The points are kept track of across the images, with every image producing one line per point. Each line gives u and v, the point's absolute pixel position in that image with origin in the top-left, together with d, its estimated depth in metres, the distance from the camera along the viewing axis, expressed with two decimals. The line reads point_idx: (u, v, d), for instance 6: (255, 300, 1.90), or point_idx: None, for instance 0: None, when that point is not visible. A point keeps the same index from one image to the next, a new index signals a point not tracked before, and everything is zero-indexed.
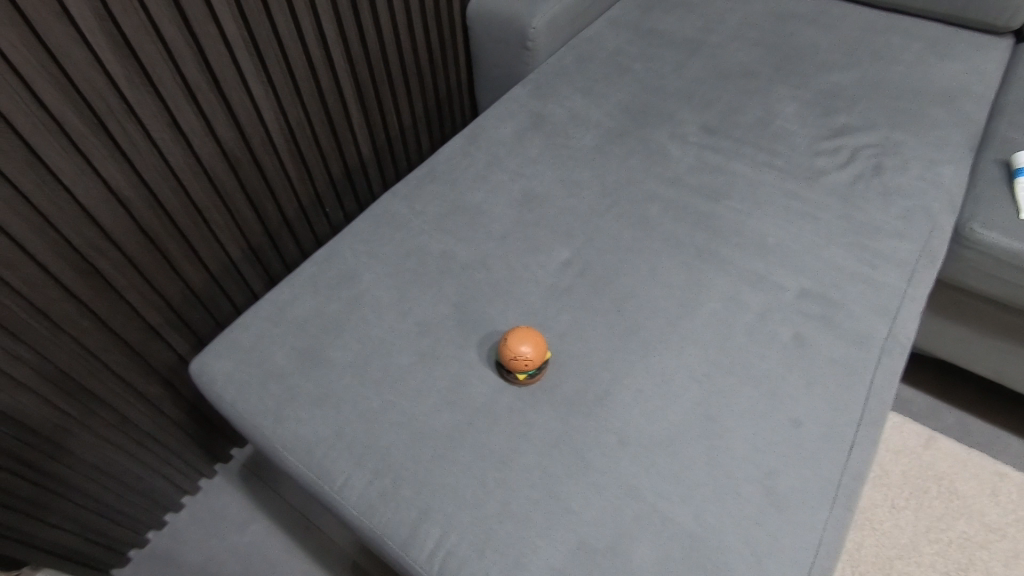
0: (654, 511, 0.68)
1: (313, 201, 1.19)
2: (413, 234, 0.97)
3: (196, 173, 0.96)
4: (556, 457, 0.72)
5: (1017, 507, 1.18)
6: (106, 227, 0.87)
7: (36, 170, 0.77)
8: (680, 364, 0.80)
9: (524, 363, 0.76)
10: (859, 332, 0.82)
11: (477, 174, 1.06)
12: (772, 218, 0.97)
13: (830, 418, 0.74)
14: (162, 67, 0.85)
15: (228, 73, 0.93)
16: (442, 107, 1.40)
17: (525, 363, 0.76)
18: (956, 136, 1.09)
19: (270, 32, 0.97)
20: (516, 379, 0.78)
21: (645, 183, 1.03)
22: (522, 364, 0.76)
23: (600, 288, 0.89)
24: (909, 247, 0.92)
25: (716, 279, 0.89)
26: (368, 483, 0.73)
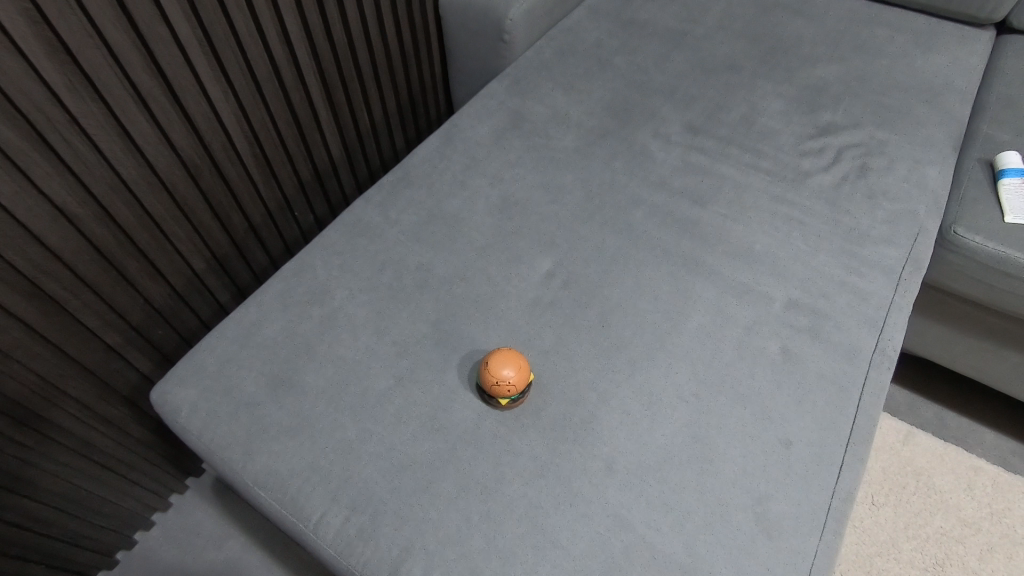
0: (644, 543, 0.66)
1: (282, 208, 1.13)
2: (388, 245, 0.93)
3: (152, 184, 0.90)
4: (542, 486, 0.70)
5: (991, 501, 1.21)
6: (54, 248, 0.81)
7: None
8: (668, 382, 0.78)
9: (506, 387, 0.73)
10: (848, 346, 0.81)
11: (454, 178, 1.01)
12: (759, 224, 0.94)
13: (820, 437, 0.73)
14: (109, 74, 0.78)
15: (182, 76, 0.87)
16: (415, 102, 1.34)
17: (507, 388, 0.73)
18: (940, 134, 1.07)
19: (228, 31, 0.90)
20: (499, 404, 0.75)
21: (628, 187, 1.00)
22: (504, 389, 0.73)
23: (584, 303, 0.86)
24: (895, 254, 0.91)
25: (702, 291, 0.87)
26: (346, 520, 0.69)
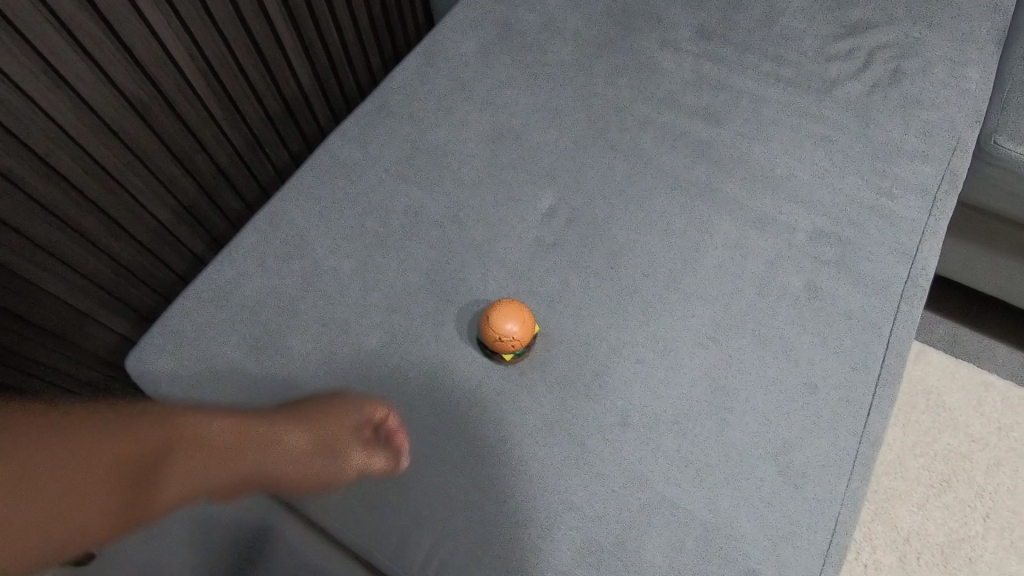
0: (663, 499, 0.63)
1: (252, 147, 1.01)
2: (370, 187, 0.84)
3: (96, 129, 0.78)
4: (553, 445, 0.66)
5: (1001, 416, 1.19)
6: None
7: None
8: (683, 327, 0.72)
9: (510, 342, 0.68)
10: (878, 278, 0.75)
11: (438, 105, 0.90)
12: (781, 143, 0.85)
13: (846, 380, 0.68)
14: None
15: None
16: (390, 14, 1.18)
17: (510, 342, 0.68)
18: (984, 28, 0.95)
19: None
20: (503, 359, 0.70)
21: (634, 107, 0.89)
22: (508, 343, 0.68)
23: (589, 243, 0.78)
24: (929, 170, 0.83)
25: (719, 223, 0.79)
26: (348, 490, 0.66)
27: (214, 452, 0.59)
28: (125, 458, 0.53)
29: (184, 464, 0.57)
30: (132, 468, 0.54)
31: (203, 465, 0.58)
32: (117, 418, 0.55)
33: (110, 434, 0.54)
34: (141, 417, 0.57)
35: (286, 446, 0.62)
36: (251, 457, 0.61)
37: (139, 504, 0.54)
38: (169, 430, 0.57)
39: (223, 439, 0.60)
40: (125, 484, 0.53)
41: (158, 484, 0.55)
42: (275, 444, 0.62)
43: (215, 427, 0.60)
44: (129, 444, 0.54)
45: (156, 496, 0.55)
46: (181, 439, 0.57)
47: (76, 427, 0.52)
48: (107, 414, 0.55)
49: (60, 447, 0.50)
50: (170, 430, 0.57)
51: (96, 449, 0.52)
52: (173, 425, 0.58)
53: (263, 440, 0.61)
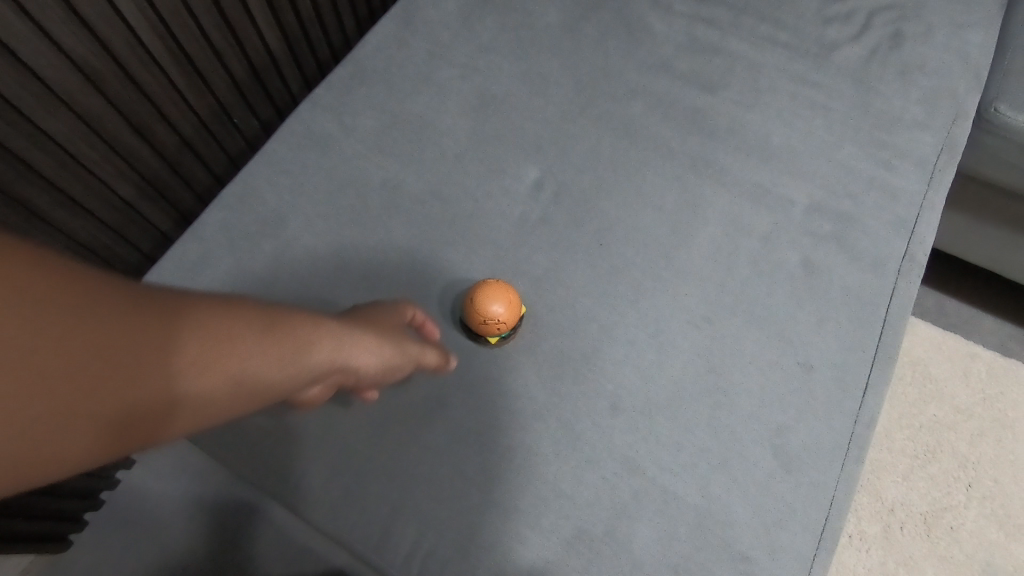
0: (655, 486, 0.61)
1: (217, 117, 0.94)
2: (346, 160, 0.79)
3: (42, 97, 0.72)
4: (542, 431, 0.64)
5: (986, 386, 1.20)
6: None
7: None
8: (676, 306, 0.70)
9: (495, 325, 0.64)
10: (875, 253, 0.72)
11: (417, 71, 0.84)
12: (776, 112, 0.81)
13: (843, 359, 0.66)
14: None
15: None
16: None
17: (496, 325, 0.64)
18: None
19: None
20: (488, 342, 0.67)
21: (624, 73, 0.84)
22: (493, 327, 0.64)
23: (579, 218, 0.75)
24: (929, 140, 0.80)
25: (713, 196, 0.76)
26: (328, 480, 0.63)
27: (264, 349, 0.40)
28: (166, 339, 0.34)
29: (223, 358, 0.37)
30: (174, 368, 0.35)
31: (251, 367, 0.39)
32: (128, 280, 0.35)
33: (129, 306, 0.34)
34: (146, 289, 0.36)
35: (340, 342, 0.49)
36: (301, 360, 0.44)
37: (158, 419, 0.34)
38: (190, 308, 0.37)
39: (272, 330, 0.41)
40: (156, 387, 0.34)
41: (182, 396, 0.35)
42: (327, 344, 0.47)
43: (260, 312, 0.42)
44: (152, 317, 0.34)
45: (179, 415, 0.35)
46: (222, 317, 0.38)
47: (79, 290, 0.32)
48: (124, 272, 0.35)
49: (69, 311, 0.31)
50: (196, 309, 0.37)
51: (122, 326, 0.33)
52: (197, 302, 0.38)
53: (312, 340, 0.45)
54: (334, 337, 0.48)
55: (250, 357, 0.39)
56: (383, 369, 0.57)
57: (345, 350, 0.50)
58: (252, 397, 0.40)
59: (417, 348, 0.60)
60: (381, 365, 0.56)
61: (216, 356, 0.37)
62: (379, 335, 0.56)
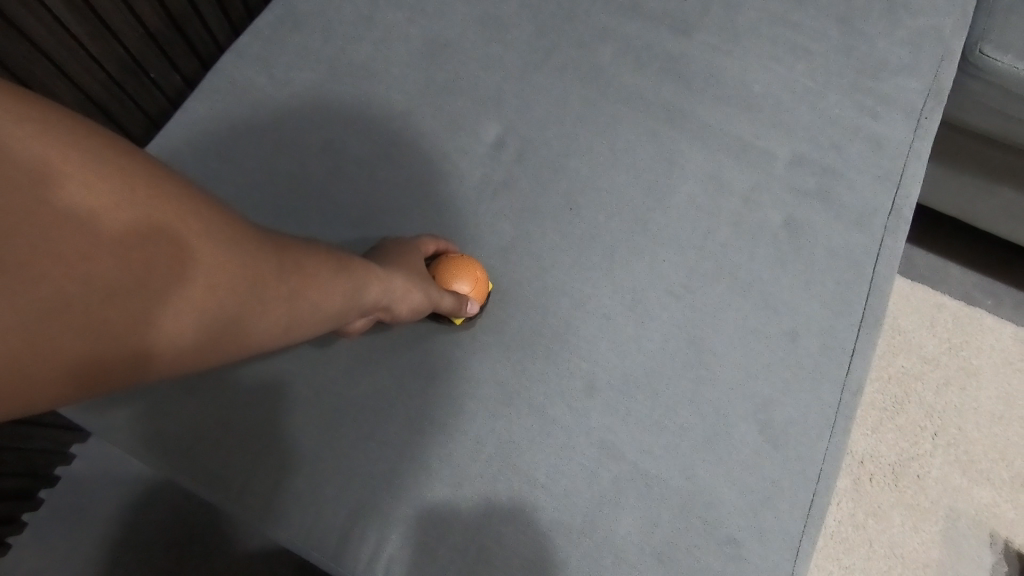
0: (635, 469, 0.57)
1: (129, 72, 0.78)
2: (280, 119, 0.69)
3: None
4: (512, 417, 0.59)
5: (953, 336, 1.20)
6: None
7: None
8: (654, 274, 0.64)
9: (468, 311, 0.59)
10: (861, 209, 0.68)
11: (356, 14, 0.74)
12: (756, 57, 0.75)
13: (829, 324, 0.63)
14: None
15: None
16: None
17: (469, 311, 0.59)
18: None
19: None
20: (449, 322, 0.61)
21: (591, 14, 0.76)
22: (466, 312, 0.59)
23: (545, 179, 0.68)
24: (914, 86, 0.74)
25: (689, 152, 0.70)
26: (278, 484, 0.57)
27: (258, 305, 0.40)
28: (155, 296, 0.34)
29: (214, 314, 0.37)
30: (159, 325, 0.34)
31: (241, 323, 0.39)
32: (124, 221, 0.33)
33: (121, 256, 0.32)
34: (134, 234, 0.33)
35: (356, 294, 0.48)
36: (301, 317, 0.43)
37: (144, 371, 0.35)
38: (189, 259, 0.35)
39: (270, 286, 0.40)
40: (140, 343, 0.34)
41: (171, 348, 0.35)
42: (335, 296, 0.46)
43: (267, 267, 0.40)
44: (145, 271, 0.33)
45: (165, 366, 0.36)
46: (221, 271, 0.37)
47: (64, 238, 0.30)
48: (131, 212, 0.33)
49: (54, 264, 0.30)
50: (191, 263, 0.35)
51: (110, 282, 0.32)
52: (202, 256, 0.36)
53: (320, 294, 0.44)
54: (347, 288, 0.47)
55: (242, 315, 0.39)
56: (397, 314, 0.54)
57: (356, 303, 0.48)
58: (242, 349, 0.41)
59: (433, 296, 0.56)
60: (393, 311, 0.53)
61: (206, 312, 0.37)
62: (397, 279, 0.52)
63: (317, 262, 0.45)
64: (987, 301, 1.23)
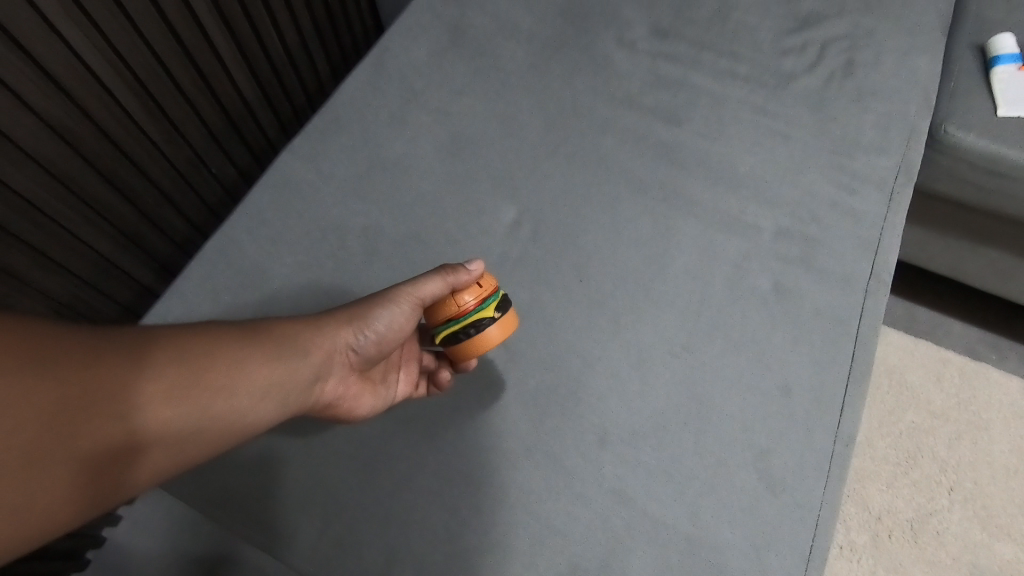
0: (645, 516, 0.62)
1: (194, 166, 0.95)
2: (326, 207, 0.80)
3: (20, 161, 0.72)
4: (532, 468, 0.65)
5: (960, 390, 1.23)
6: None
7: None
8: (656, 337, 0.72)
9: (476, 294, 0.65)
10: (841, 274, 0.75)
11: (391, 117, 0.87)
12: (741, 142, 0.85)
13: (820, 380, 0.69)
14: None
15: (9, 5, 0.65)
16: (335, 20, 1.12)
17: (478, 288, 0.65)
18: (928, 17, 0.96)
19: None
20: (493, 325, 0.65)
21: (593, 109, 0.87)
22: (478, 297, 0.65)
23: (557, 254, 0.77)
24: (886, 162, 0.83)
25: (685, 226, 0.78)
26: (320, 534, 0.64)
27: (216, 388, 0.52)
28: (131, 401, 0.47)
29: (174, 408, 0.49)
30: (140, 421, 0.47)
31: (208, 408, 0.51)
32: (87, 356, 0.46)
33: (88, 380, 0.45)
34: (95, 365, 0.46)
35: (300, 358, 0.60)
36: (262, 389, 0.55)
37: (142, 459, 0.47)
38: (139, 370, 0.48)
39: (221, 371, 0.53)
40: (131, 438, 0.47)
41: (156, 438, 0.48)
42: (279, 367, 0.57)
43: (209, 361, 0.53)
44: (116, 385, 0.46)
45: (158, 454, 0.49)
46: (174, 370, 0.50)
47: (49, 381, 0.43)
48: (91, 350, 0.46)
49: (45, 399, 0.42)
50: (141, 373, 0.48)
51: (85, 399, 0.44)
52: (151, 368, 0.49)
53: (262, 369, 0.56)
54: (288, 355, 0.59)
55: (205, 399, 0.51)
56: (366, 342, 0.65)
57: (307, 361, 0.60)
58: (223, 430, 0.53)
59: (409, 290, 0.64)
60: (356, 339, 0.65)
61: (173, 403, 0.49)
62: (341, 327, 0.64)
63: (256, 342, 0.57)
64: (991, 355, 1.27)
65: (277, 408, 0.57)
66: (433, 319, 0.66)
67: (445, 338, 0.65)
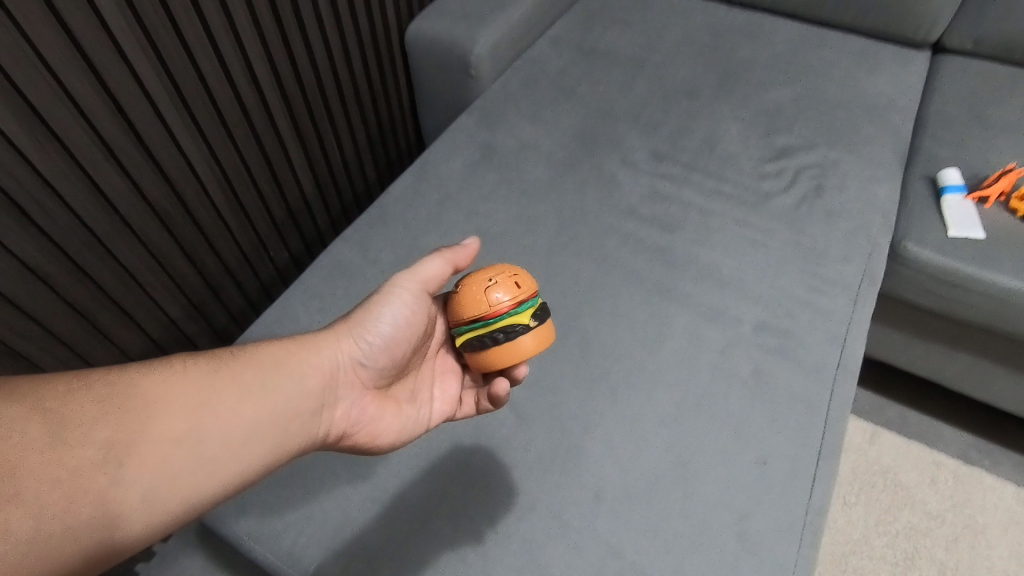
0: (633, 568, 0.70)
1: (258, 251, 1.11)
2: (369, 286, 0.95)
3: (125, 237, 0.88)
4: (533, 520, 0.74)
5: (954, 493, 1.27)
6: (14, 292, 0.78)
7: None
8: (648, 409, 0.81)
9: (513, 296, 0.66)
10: (813, 363, 0.86)
11: (429, 215, 1.03)
12: (725, 248, 0.99)
13: (793, 454, 0.77)
14: (63, 103, 0.75)
15: (142, 112, 0.84)
16: (387, 140, 1.34)
17: (516, 292, 0.66)
18: (887, 152, 1.13)
19: (189, 65, 0.87)
20: (527, 333, 0.66)
21: (599, 216, 1.03)
22: (515, 300, 0.66)
23: (564, 334, 0.89)
24: (851, 270, 0.96)
25: (676, 315, 0.91)
26: (344, 566, 0.73)
27: (185, 435, 0.54)
28: (86, 472, 0.48)
29: (169, 465, 0.53)
30: (132, 482, 0.50)
31: (185, 456, 0.54)
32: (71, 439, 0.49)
33: (73, 462, 0.48)
34: (80, 443, 0.49)
35: (286, 394, 0.63)
36: (239, 428, 0.58)
37: (132, 519, 0.50)
38: (122, 437, 0.51)
39: (191, 418, 0.55)
40: (98, 508, 0.48)
41: (154, 494, 0.51)
42: (265, 407, 0.61)
43: (191, 410, 0.56)
44: (88, 455, 0.49)
45: (152, 512, 0.51)
46: (154, 424, 0.53)
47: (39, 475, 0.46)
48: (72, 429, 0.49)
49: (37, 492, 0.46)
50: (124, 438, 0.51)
51: (76, 480, 0.48)
52: (134, 430, 0.52)
53: (247, 410, 0.59)
54: (274, 392, 0.62)
55: (175, 448, 0.54)
56: (372, 352, 0.70)
57: (291, 394, 0.63)
58: (209, 473, 0.55)
59: (411, 274, 0.72)
60: (358, 351, 0.70)
61: (138, 460, 0.51)
62: (335, 345, 0.69)
63: (237, 384, 0.60)
64: (984, 460, 1.31)
65: (263, 444, 0.59)
66: (463, 317, 0.67)
67: (476, 338, 0.66)
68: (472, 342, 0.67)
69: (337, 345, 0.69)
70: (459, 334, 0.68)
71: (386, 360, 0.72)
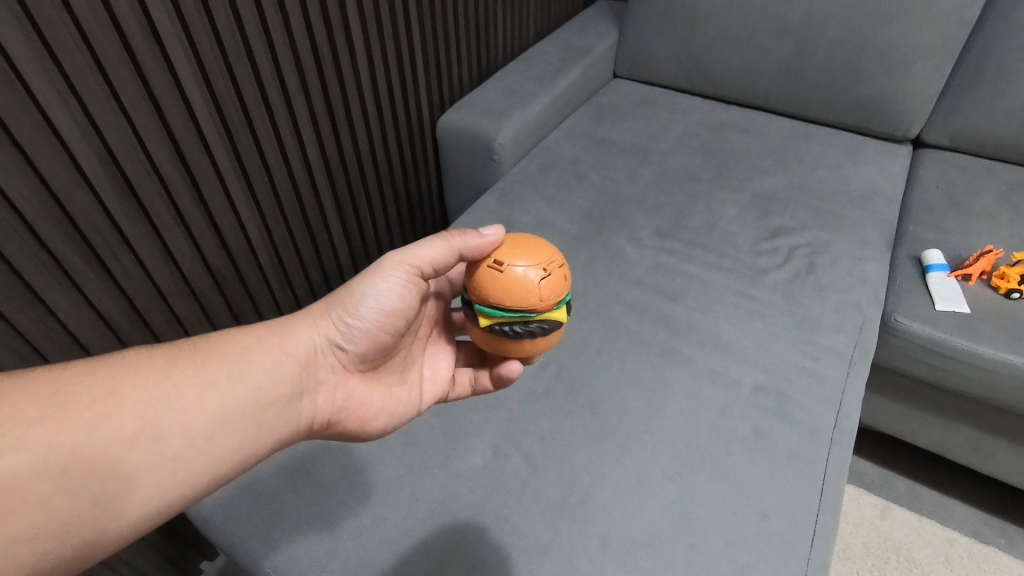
0: None
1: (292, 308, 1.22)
2: None
3: (182, 292, 0.98)
4: (545, 566, 0.78)
5: (971, 572, 1.25)
6: (61, 317, 0.82)
7: (42, 314, 0.80)
8: (654, 463, 0.87)
9: (560, 292, 0.70)
10: (810, 424, 0.91)
11: None
12: (725, 316, 1.07)
13: (792, 510, 0.81)
14: (128, 148, 0.83)
15: (212, 186, 0.96)
16: (414, 214, 1.48)
17: (563, 289, 0.71)
18: (874, 233, 1.23)
19: (246, 125, 0.98)
20: (558, 326, 0.72)
21: (609, 286, 1.13)
22: (559, 295, 0.70)
23: (575, 391, 0.96)
24: (844, 339, 1.03)
25: (680, 377, 0.98)
26: None
27: (139, 432, 0.56)
28: (24, 480, 0.49)
29: (128, 463, 0.55)
30: (84, 487, 0.52)
31: (143, 454, 0.56)
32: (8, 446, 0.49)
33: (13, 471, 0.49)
34: (17, 449, 0.50)
35: (249, 388, 0.65)
36: (202, 423, 0.60)
37: (90, 522, 0.52)
38: (64, 438, 0.52)
39: (146, 412, 0.57)
40: (43, 516, 0.49)
41: (114, 495, 0.54)
42: (231, 404, 0.63)
43: (147, 404, 0.57)
44: (29, 460, 0.50)
45: (116, 512, 0.54)
46: (105, 421, 0.55)
47: None
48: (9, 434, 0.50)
49: None
50: (67, 439, 0.52)
51: (19, 491, 0.49)
52: (78, 430, 0.53)
53: (210, 404, 0.61)
54: (239, 389, 0.64)
55: (130, 446, 0.55)
56: (351, 335, 0.75)
57: (262, 385, 0.66)
58: (172, 470, 0.57)
59: (400, 256, 0.75)
60: (337, 334, 0.75)
61: (87, 463, 0.52)
62: (312, 331, 0.74)
63: (197, 376, 0.62)
64: (999, 539, 1.30)
65: (231, 437, 0.62)
66: (512, 305, 0.69)
67: (517, 327, 0.70)
68: (510, 328, 0.71)
69: (314, 326, 0.74)
70: (493, 316, 0.71)
71: (371, 345, 0.77)
